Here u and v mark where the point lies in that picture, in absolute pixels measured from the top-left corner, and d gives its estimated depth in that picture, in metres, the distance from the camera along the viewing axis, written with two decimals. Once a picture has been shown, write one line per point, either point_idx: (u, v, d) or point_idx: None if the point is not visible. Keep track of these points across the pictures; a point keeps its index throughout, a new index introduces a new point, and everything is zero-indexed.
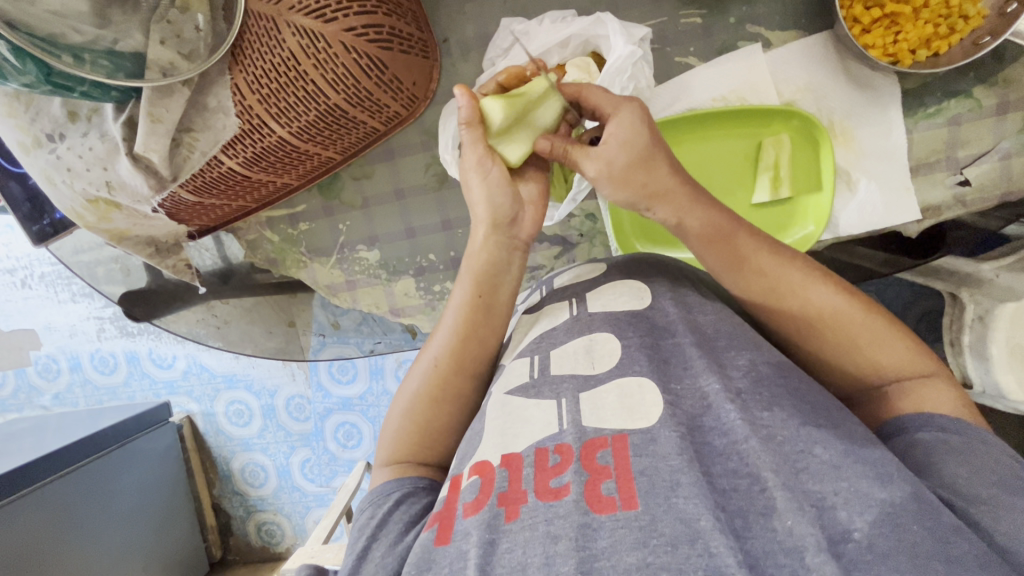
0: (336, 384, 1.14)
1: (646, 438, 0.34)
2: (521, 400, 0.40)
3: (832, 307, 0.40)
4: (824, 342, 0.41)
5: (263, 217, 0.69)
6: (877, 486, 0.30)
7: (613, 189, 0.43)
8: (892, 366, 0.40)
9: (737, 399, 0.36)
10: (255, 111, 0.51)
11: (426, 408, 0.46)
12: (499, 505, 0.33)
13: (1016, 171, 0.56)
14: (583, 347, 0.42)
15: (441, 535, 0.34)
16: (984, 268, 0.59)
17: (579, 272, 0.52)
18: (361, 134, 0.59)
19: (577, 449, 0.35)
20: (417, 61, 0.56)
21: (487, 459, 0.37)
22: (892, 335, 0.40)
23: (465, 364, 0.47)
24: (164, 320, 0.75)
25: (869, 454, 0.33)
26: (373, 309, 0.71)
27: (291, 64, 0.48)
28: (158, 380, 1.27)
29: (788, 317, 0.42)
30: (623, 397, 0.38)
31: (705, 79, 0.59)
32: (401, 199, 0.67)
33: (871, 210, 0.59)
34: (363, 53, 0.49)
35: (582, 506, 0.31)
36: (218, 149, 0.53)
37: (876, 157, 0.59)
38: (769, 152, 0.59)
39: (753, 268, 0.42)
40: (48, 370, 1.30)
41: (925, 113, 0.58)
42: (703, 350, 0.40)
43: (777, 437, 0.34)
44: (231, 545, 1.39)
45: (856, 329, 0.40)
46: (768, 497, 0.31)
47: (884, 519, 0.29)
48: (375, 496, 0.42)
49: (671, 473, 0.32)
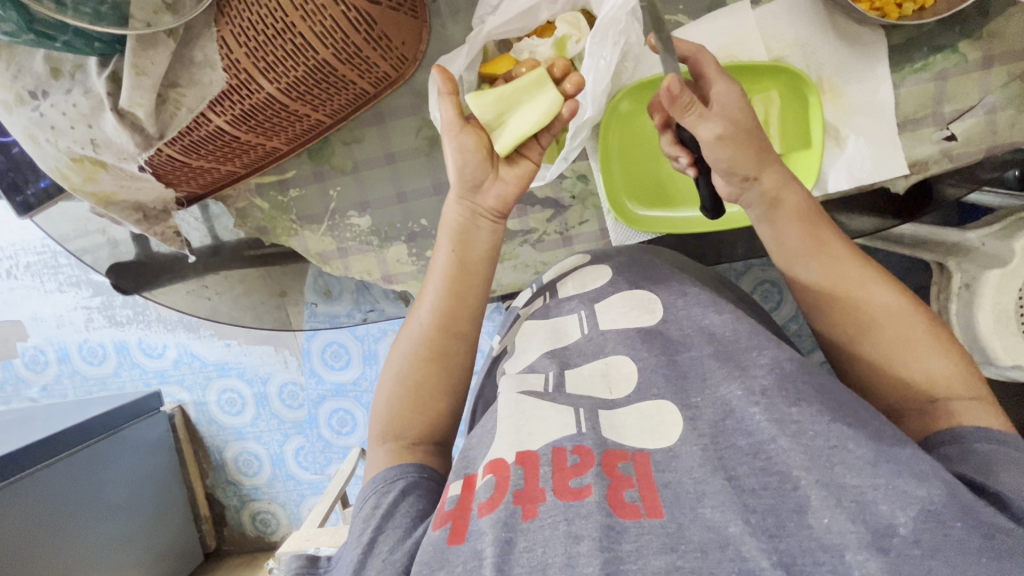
0: (330, 370, 1.15)
1: (668, 456, 0.38)
2: (534, 400, 0.43)
3: (896, 307, 0.46)
4: (881, 343, 0.46)
5: (253, 184, 0.68)
6: (915, 484, 0.32)
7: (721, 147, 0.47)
8: (944, 380, 0.43)
9: (761, 400, 0.39)
10: (243, 66, 0.50)
11: (419, 366, 0.49)
12: (515, 503, 0.35)
13: (1000, 124, 0.57)
14: (600, 370, 0.47)
15: (454, 535, 0.35)
16: (970, 236, 0.67)
17: (585, 280, 0.56)
18: (350, 94, 0.59)
19: (597, 454, 0.37)
20: (406, 20, 0.56)
21: (501, 456, 0.39)
22: (947, 352, 0.44)
23: (451, 325, 0.51)
24: (153, 294, 0.74)
25: (900, 453, 0.35)
26: (365, 276, 0.70)
27: (278, 15, 0.48)
28: (149, 370, 1.26)
29: (851, 304, 0.47)
30: (642, 420, 0.41)
31: (694, 36, 0.59)
32: (392, 163, 0.66)
33: (859, 165, 0.60)
34: (351, 6, 0.49)
35: (605, 508, 0.34)
36: (204, 106, 0.52)
37: (865, 112, 0.59)
38: (758, 108, 0.61)
39: (829, 257, 0.48)
40: (36, 362, 1.29)
41: (912, 68, 0.58)
42: (721, 361, 0.44)
43: (808, 433, 0.36)
44: (225, 535, 1.38)
45: (914, 335, 0.45)
46: (802, 494, 0.34)
47: (928, 516, 0.31)
48: (380, 481, 0.44)
49: (695, 485, 0.35)
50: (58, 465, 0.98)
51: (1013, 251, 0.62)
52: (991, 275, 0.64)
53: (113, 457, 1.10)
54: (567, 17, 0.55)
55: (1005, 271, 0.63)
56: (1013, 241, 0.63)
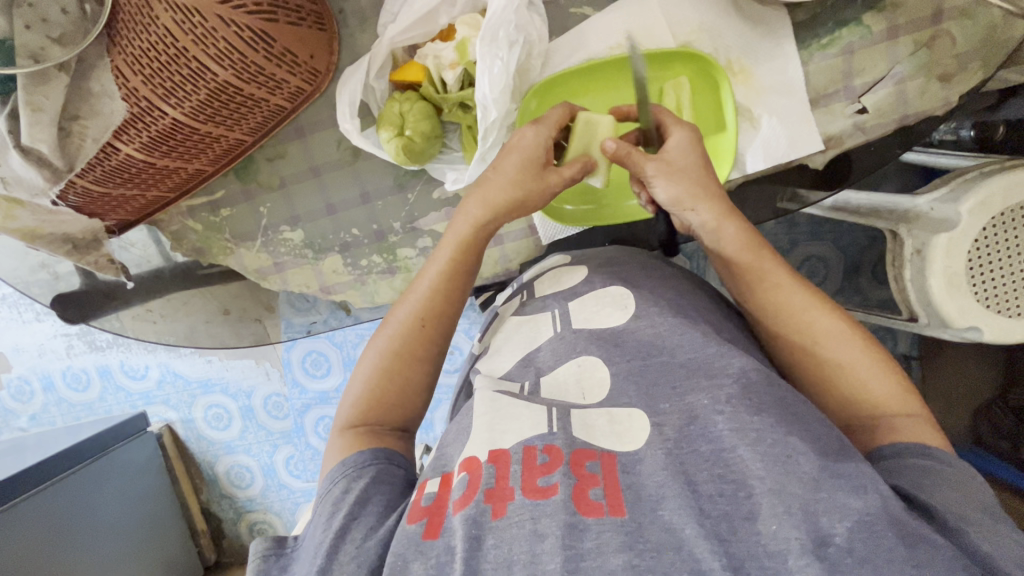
0: (312, 379, 1.17)
1: (633, 460, 0.38)
2: (508, 399, 0.44)
3: (835, 330, 0.46)
4: (824, 364, 0.46)
5: (184, 207, 0.69)
6: (852, 496, 0.33)
7: (669, 186, 0.51)
8: (883, 397, 0.43)
9: (726, 409, 0.39)
10: (142, 94, 0.50)
11: (407, 362, 0.50)
12: (486, 501, 0.36)
13: (911, 95, 0.57)
14: (574, 375, 0.47)
15: (429, 530, 0.36)
16: (920, 202, 0.70)
17: (557, 279, 0.58)
18: (265, 112, 0.60)
19: (566, 454, 0.38)
20: (311, 34, 0.57)
21: (474, 455, 0.39)
22: (888, 372, 0.44)
23: (429, 317, 0.52)
24: (100, 321, 0.74)
25: (844, 468, 0.35)
26: (304, 289, 0.71)
27: (169, 42, 0.48)
28: (133, 393, 1.32)
29: (794, 331, 0.48)
30: (612, 423, 0.41)
31: (601, 28, 0.59)
32: (318, 175, 0.66)
33: (774, 144, 0.60)
34: (244, 26, 0.49)
35: (570, 508, 0.34)
36: (109, 136, 0.52)
37: (776, 91, 0.59)
38: (670, 95, 0.60)
39: (772, 285, 0.49)
40: (22, 392, 1.35)
41: (818, 44, 0.58)
42: (688, 370, 0.43)
43: (765, 441, 0.36)
44: (225, 547, 1.48)
45: (851, 354, 0.45)
46: (753, 502, 0.34)
47: (861, 526, 0.31)
48: (351, 465, 0.44)
49: (657, 488, 0.36)
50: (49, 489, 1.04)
51: (959, 215, 0.66)
52: (940, 239, 0.67)
53: (103, 479, 1.15)
54: (467, 20, 0.56)
55: (953, 235, 0.66)
56: (958, 204, 0.66)
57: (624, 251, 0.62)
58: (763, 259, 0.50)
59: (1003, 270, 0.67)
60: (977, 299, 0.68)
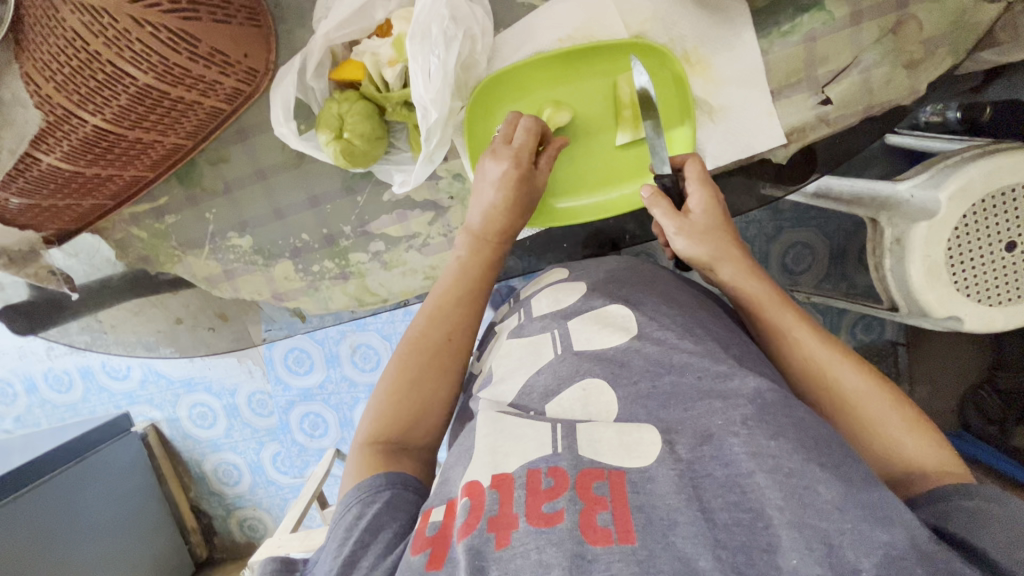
0: (295, 376, 1.16)
1: (644, 477, 0.36)
2: (512, 420, 0.43)
3: (859, 386, 0.45)
4: (849, 420, 0.45)
5: (127, 214, 0.66)
6: (878, 528, 0.32)
7: (692, 244, 0.54)
8: (915, 456, 0.42)
9: (742, 431, 0.37)
10: (57, 101, 0.48)
11: (427, 377, 0.50)
12: (489, 530, 0.34)
13: (875, 83, 0.54)
14: (580, 400, 0.44)
15: (433, 559, 0.35)
16: (900, 189, 0.66)
17: (558, 297, 0.57)
18: (200, 115, 0.57)
19: (572, 477, 0.36)
20: (242, 30, 0.54)
21: (477, 480, 0.38)
22: (914, 426, 0.43)
23: (455, 334, 0.53)
24: (49, 333, 0.72)
25: (872, 499, 0.33)
26: (255, 297, 0.69)
27: (79, 45, 0.45)
28: (117, 393, 1.30)
29: (819, 385, 0.47)
30: (621, 435, 0.40)
31: (549, 19, 0.56)
32: (264, 179, 0.64)
33: (734, 137, 0.58)
34: (159, 26, 0.46)
35: (577, 535, 0.33)
36: (28, 145, 0.50)
37: (735, 82, 0.57)
38: (624, 88, 0.58)
39: (791, 339, 0.49)
40: (5, 395, 1.33)
41: (779, 32, 0.55)
42: (703, 391, 0.42)
43: (784, 468, 0.34)
44: (216, 544, 1.49)
45: (879, 410, 0.44)
46: (773, 533, 0.32)
47: (890, 562, 0.30)
48: (366, 490, 0.43)
49: (669, 511, 0.34)
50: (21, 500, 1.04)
51: (939, 201, 0.63)
52: (918, 227, 0.65)
53: (84, 481, 1.16)
54: (401, 14, 0.54)
55: (933, 223, 0.64)
56: (938, 190, 0.63)
57: (625, 265, 0.61)
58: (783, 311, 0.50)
59: (986, 258, 0.65)
60: (958, 289, 0.66)
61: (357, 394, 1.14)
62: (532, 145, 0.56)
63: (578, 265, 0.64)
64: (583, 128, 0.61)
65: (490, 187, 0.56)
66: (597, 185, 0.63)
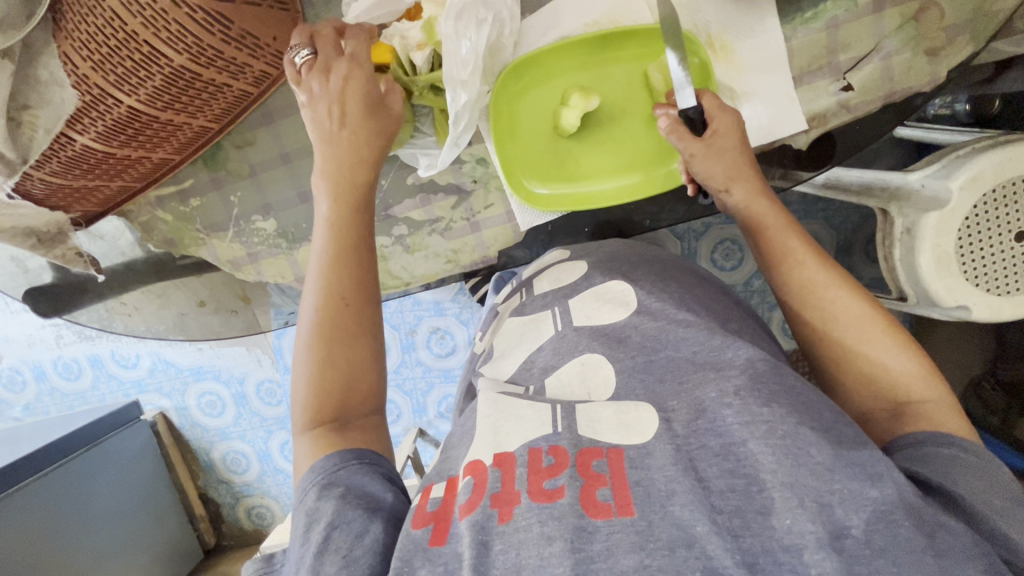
0: None
1: (641, 452, 0.37)
2: (512, 400, 0.44)
3: (858, 313, 0.48)
4: (844, 348, 0.48)
5: (153, 197, 0.67)
6: (867, 485, 0.33)
7: (709, 163, 0.55)
8: (905, 384, 0.45)
9: (735, 402, 0.38)
10: (93, 81, 0.49)
11: (338, 348, 0.46)
12: (492, 506, 0.35)
13: (896, 71, 0.55)
14: (578, 374, 0.46)
15: (437, 536, 0.36)
16: (911, 178, 0.68)
17: (558, 279, 0.58)
18: (229, 98, 0.58)
19: (572, 455, 0.37)
20: (274, 14, 0.54)
21: (479, 459, 0.39)
22: (907, 356, 0.45)
23: (349, 298, 0.47)
24: (73, 315, 0.73)
25: (858, 457, 0.35)
26: (279, 280, 0.70)
27: (117, 25, 0.46)
28: (126, 381, 1.31)
29: (819, 312, 0.50)
30: (619, 414, 0.41)
31: (575, 4, 0.57)
32: (289, 163, 0.64)
33: (757, 124, 0.59)
34: (196, 7, 0.47)
35: (578, 509, 0.34)
36: (62, 126, 0.51)
37: (758, 68, 0.57)
38: (654, 75, 0.58)
39: (797, 266, 0.52)
40: (14, 382, 1.34)
41: (802, 19, 0.55)
42: (696, 363, 0.43)
43: (778, 432, 0.35)
44: (224, 531, 1.50)
45: (875, 340, 0.47)
46: (766, 496, 0.33)
47: (878, 518, 0.32)
48: (320, 471, 0.41)
49: (667, 482, 0.35)
50: (33, 486, 1.05)
51: (950, 190, 0.64)
52: (930, 217, 0.65)
53: (95, 468, 1.18)
54: None
55: (944, 212, 0.64)
56: (949, 180, 0.64)
57: (626, 247, 0.62)
58: (790, 237, 0.53)
59: (993, 247, 0.66)
60: (967, 278, 0.67)
61: None
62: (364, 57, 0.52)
63: (579, 247, 0.65)
64: (610, 115, 0.61)
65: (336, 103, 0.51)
66: (618, 173, 0.63)
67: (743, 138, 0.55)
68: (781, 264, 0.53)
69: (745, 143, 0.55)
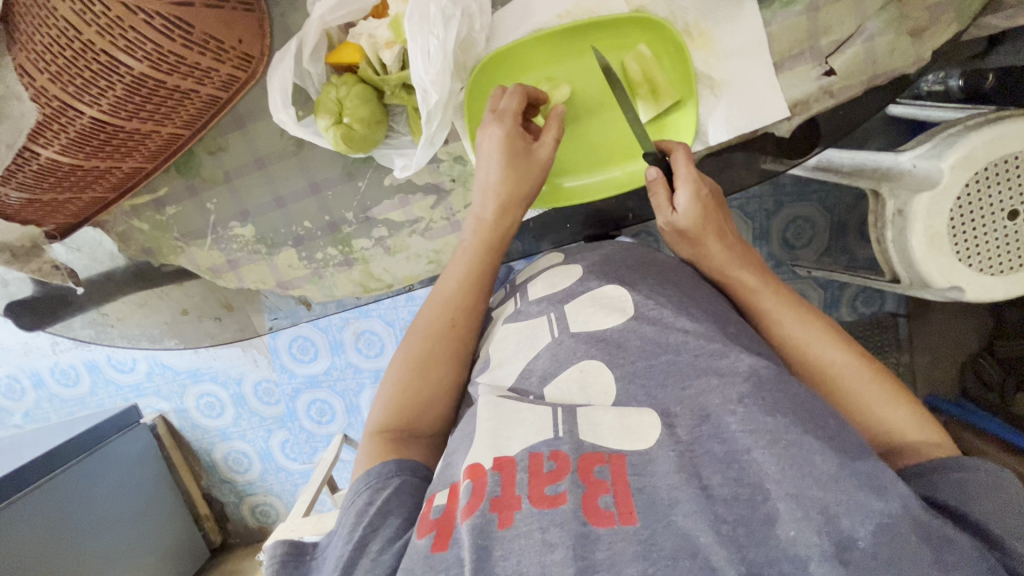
0: (299, 364, 1.16)
1: (644, 458, 0.37)
2: (513, 403, 0.43)
3: (843, 362, 0.47)
4: (832, 395, 0.47)
5: (128, 207, 0.66)
6: (873, 497, 0.32)
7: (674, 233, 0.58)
8: (896, 427, 0.44)
9: (740, 409, 0.37)
10: (53, 94, 0.47)
11: (442, 365, 0.53)
12: (492, 510, 0.35)
13: (880, 53, 0.53)
14: (577, 382, 0.44)
15: (439, 541, 0.36)
16: (902, 158, 0.66)
17: (554, 282, 0.55)
18: (198, 104, 0.56)
19: (573, 460, 0.37)
20: (236, 15, 0.53)
21: (479, 462, 0.38)
22: (899, 400, 0.45)
23: (458, 321, 0.54)
24: (56, 329, 0.72)
25: (864, 467, 0.34)
26: (261, 286, 0.69)
27: (72, 35, 0.44)
28: (124, 385, 1.31)
29: (802, 361, 0.49)
30: (622, 418, 0.40)
31: None
32: (263, 167, 0.63)
33: (737, 114, 0.58)
34: (152, 12, 0.45)
35: (581, 517, 0.34)
36: (24, 140, 0.49)
37: (738, 55, 0.56)
38: (632, 67, 0.58)
39: (774, 322, 0.52)
40: (13, 390, 1.34)
41: (782, 2, 0.53)
42: (699, 368, 0.42)
43: (782, 442, 0.35)
44: (229, 530, 1.51)
45: (864, 386, 0.46)
46: (770, 506, 0.33)
47: (884, 530, 0.31)
48: (376, 476, 0.44)
49: (670, 490, 0.34)
50: (32, 495, 1.06)
51: (942, 171, 0.63)
52: (921, 198, 0.64)
53: (95, 475, 1.18)
54: None
55: (935, 192, 0.63)
56: (941, 160, 0.63)
57: (618, 248, 0.59)
58: (763, 296, 0.53)
59: (986, 227, 0.65)
60: (958, 258, 0.66)
61: (363, 379, 1.15)
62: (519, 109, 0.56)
63: (573, 249, 0.62)
64: (588, 107, 0.61)
65: (489, 155, 0.56)
66: (598, 165, 0.63)
67: (705, 216, 0.55)
68: (761, 321, 0.53)
69: (712, 218, 0.56)
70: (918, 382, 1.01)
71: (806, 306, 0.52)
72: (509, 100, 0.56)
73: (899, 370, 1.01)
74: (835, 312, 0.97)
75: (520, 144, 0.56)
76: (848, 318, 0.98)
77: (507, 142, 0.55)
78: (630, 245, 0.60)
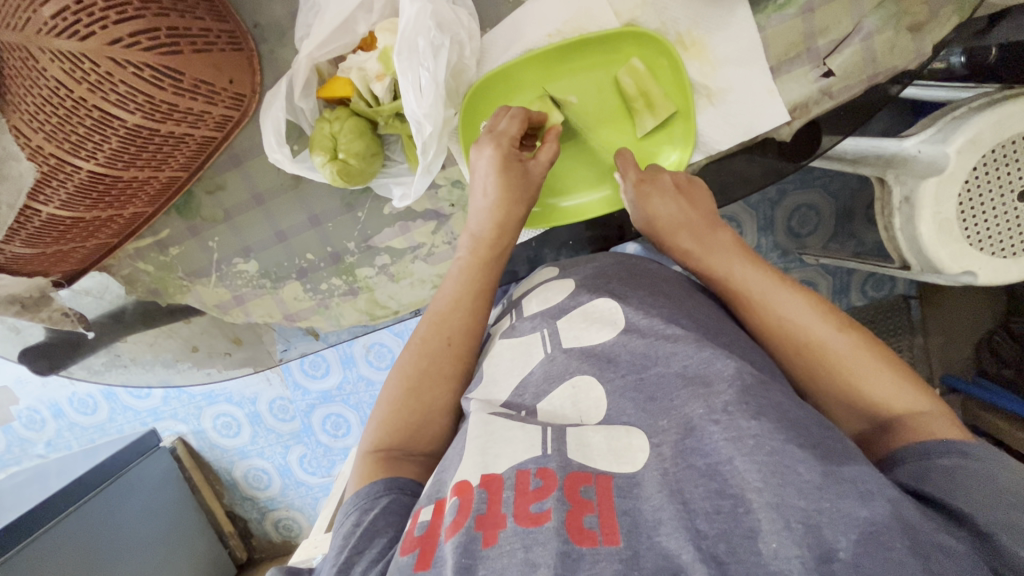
0: (311, 380, 1.17)
1: (631, 481, 0.37)
2: (503, 422, 0.43)
3: (825, 338, 0.47)
4: (816, 372, 0.47)
5: (131, 249, 0.66)
6: (859, 504, 0.32)
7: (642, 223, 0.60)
8: (883, 400, 0.44)
9: (722, 418, 0.37)
10: (49, 152, 0.47)
11: (440, 385, 0.52)
12: (476, 528, 0.34)
13: (879, 49, 0.51)
14: (569, 398, 0.44)
15: (422, 560, 0.35)
16: (907, 145, 0.65)
17: (547, 296, 0.55)
18: (194, 146, 0.56)
19: (560, 477, 0.36)
20: (225, 56, 0.53)
21: (466, 479, 0.38)
22: (884, 371, 0.44)
23: (454, 338, 0.54)
24: (70, 372, 0.73)
25: (848, 471, 0.34)
26: (268, 319, 0.69)
27: (63, 94, 0.44)
28: (141, 411, 1.32)
29: (785, 338, 0.49)
30: (610, 440, 0.40)
31: (538, 14, 0.55)
32: (262, 204, 0.63)
33: (734, 120, 0.57)
34: (141, 65, 0.45)
35: (563, 534, 0.33)
36: (24, 198, 0.49)
37: (735, 63, 0.55)
38: (626, 82, 0.57)
39: (753, 300, 0.51)
40: (33, 422, 1.35)
41: (775, 6, 0.52)
42: (686, 378, 0.41)
43: (764, 447, 0.35)
44: (254, 545, 1.54)
45: (847, 362, 0.46)
46: (753, 518, 0.32)
47: (868, 538, 0.30)
48: (364, 497, 0.44)
49: (654, 512, 0.34)
50: (58, 527, 1.07)
51: (948, 156, 0.61)
52: (928, 184, 0.63)
53: (119, 502, 1.20)
54: (386, 26, 0.53)
55: (942, 178, 0.62)
56: (946, 145, 0.61)
57: (614, 260, 0.58)
58: (740, 270, 0.53)
59: (995, 207, 0.64)
60: (970, 243, 0.65)
61: (376, 393, 1.15)
62: (518, 133, 0.57)
63: (570, 262, 0.61)
64: (585, 123, 0.60)
65: (483, 176, 0.57)
66: (595, 180, 0.63)
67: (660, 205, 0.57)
68: (743, 298, 0.52)
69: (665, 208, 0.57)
70: (935, 363, 1.00)
71: (790, 286, 0.50)
72: (510, 123, 0.56)
73: (915, 353, 1.00)
74: (844, 298, 0.96)
75: (516, 168, 0.57)
76: (859, 304, 0.97)
77: (501, 164, 0.56)
78: (623, 255, 0.60)
